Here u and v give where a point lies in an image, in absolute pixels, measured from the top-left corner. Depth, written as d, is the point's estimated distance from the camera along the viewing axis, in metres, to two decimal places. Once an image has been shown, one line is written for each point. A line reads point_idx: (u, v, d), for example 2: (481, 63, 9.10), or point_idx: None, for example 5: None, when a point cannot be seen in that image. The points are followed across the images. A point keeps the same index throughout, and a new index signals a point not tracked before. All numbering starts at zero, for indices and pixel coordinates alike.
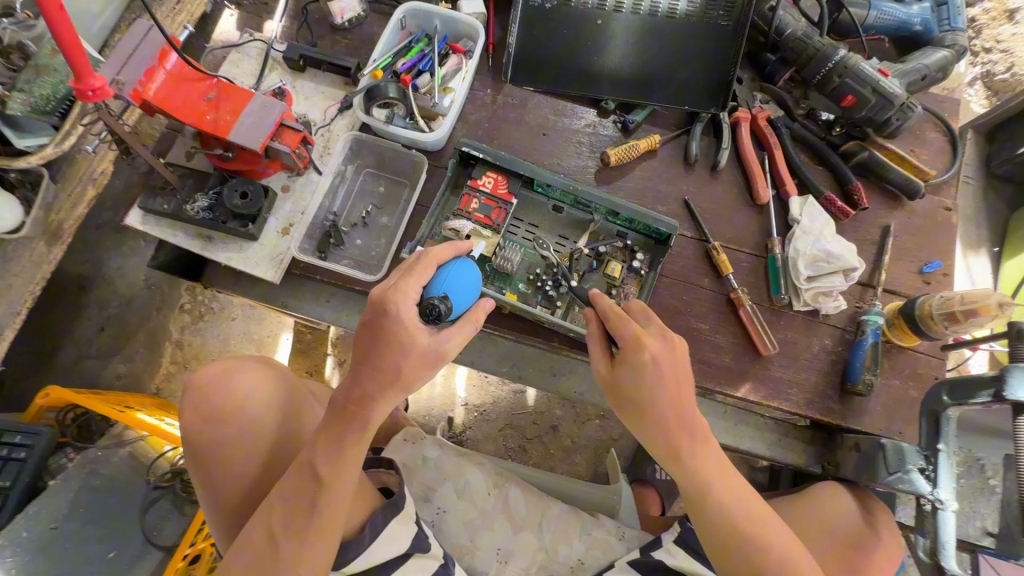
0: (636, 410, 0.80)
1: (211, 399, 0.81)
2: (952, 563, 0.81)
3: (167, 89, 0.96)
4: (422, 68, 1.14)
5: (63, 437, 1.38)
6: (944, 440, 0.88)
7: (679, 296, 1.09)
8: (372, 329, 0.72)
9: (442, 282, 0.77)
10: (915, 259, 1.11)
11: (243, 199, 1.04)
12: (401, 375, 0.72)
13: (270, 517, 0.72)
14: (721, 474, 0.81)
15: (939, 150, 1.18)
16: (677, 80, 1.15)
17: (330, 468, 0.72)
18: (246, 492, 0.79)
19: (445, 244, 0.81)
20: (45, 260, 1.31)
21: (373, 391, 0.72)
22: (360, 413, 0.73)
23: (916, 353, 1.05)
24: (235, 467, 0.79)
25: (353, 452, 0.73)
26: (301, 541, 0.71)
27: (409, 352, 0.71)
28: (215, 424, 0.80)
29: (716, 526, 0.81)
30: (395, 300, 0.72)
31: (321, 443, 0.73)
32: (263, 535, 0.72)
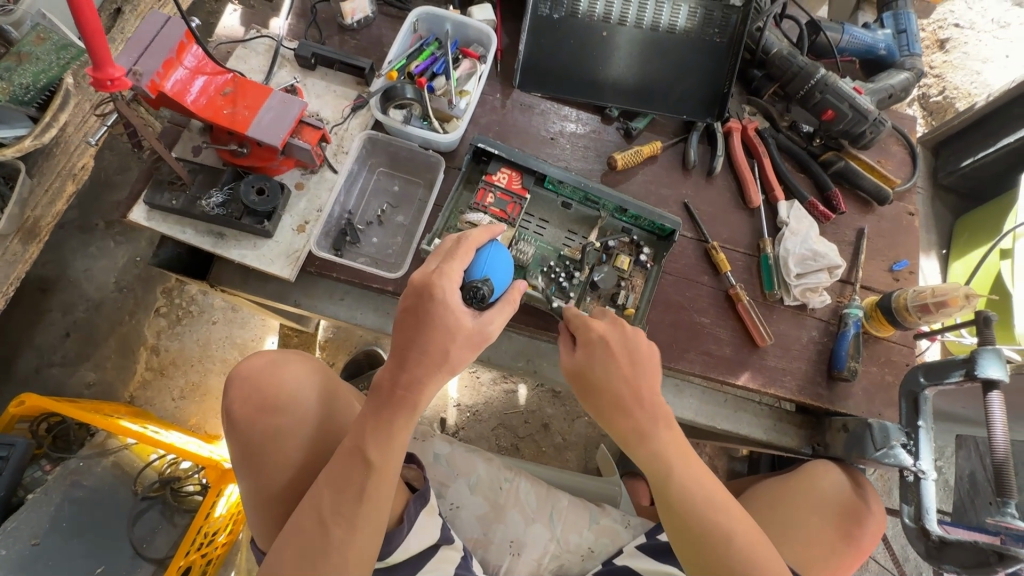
0: (600, 390, 0.86)
1: (259, 389, 0.86)
2: (935, 525, 0.90)
3: (186, 82, 0.95)
4: (435, 71, 1.17)
5: (38, 448, 1.29)
6: (923, 418, 0.98)
7: (682, 292, 1.16)
8: (421, 313, 0.81)
9: (482, 264, 0.87)
10: (886, 259, 1.24)
11: (260, 195, 1.02)
12: (448, 357, 0.82)
13: (319, 499, 0.79)
14: (681, 456, 0.85)
15: (902, 161, 1.32)
16: (676, 91, 1.23)
17: (380, 452, 0.81)
18: (288, 481, 0.84)
19: (480, 227, 0.89)
20: (20, 259, 1.23)
21: (422, 373, 0.81)
22: (409, 398, 0.82)
23: (890, 342, 1.16)
24: (281, 456, 0.84)
25: (399, 437, 0.82)
26: (346, 523, 0.78)
27: (457, 335, 0.81)
28: (266, 413, 0.85)
29: (681, 514, 0.84)
30: (442, 286, 0.81)
31: (371, 430, 0.81)
32: (313, 519, 0.79)
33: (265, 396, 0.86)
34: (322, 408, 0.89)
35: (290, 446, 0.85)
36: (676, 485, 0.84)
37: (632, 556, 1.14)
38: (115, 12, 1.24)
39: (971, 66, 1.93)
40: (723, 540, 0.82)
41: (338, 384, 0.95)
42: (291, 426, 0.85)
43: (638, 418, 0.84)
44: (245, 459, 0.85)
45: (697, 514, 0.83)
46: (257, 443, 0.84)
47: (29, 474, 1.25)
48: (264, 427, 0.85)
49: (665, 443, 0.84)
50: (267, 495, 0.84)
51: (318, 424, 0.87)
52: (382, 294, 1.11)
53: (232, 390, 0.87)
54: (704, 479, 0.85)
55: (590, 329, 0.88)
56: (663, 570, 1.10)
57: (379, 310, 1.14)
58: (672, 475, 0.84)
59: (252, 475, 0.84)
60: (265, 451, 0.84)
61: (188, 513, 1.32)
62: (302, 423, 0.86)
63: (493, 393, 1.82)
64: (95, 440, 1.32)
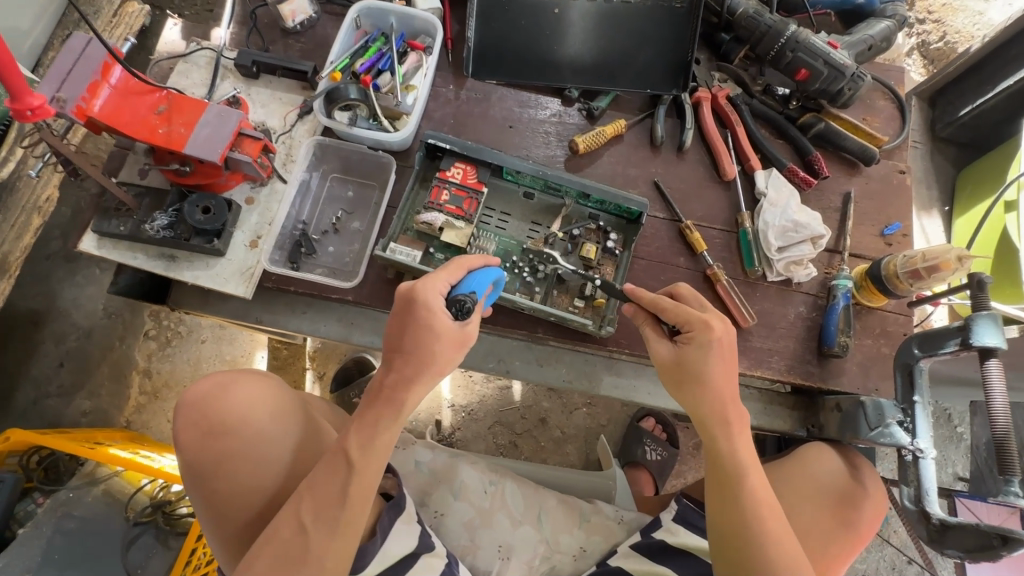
0: (696, 392, 0.84)
1: (210, 412, 0.81)
2: (936, 507, 0.84)
3: (116, 102, 0.92)
4: (381, 68, 1.11)
5: (29, 481, 1.30)
6: (919, 392, 0.91)
7: (656, 276, 1.10)
8: (405, 315, 0.79)
9: (470, 282, 0.83)
10: (876, 223, 1.16)
11: (206, 214, 0.99)
12: (434, 354, 0.78)
13: (299, 505, 0.74)
14: (750, 456, 0.83)
15: (890, 116, 1.24)
16: (638, 64, 1.17)
17: (362, 451, 0.76)
18: (246, 504, 0.80)
19: (475, 255, 0.88)
20: None
21: (410, 372, 0.78)
22: (396, 399, 0.78)
23: (885, 312, 1.09)
24: (238, 482, 0.80)
25: (383, 438, 0.77)
26: (328, 530, 0.73)
27: (443, 332, 0.78)
28: (215, 438, 0.81)
29: (741, 521, 0.81)
30: (424, 290, 0.78)
31: (355, 428, 0.78)
32: (291, 528, 0.73)
33: (213, 421, 0.81)
34: (277, 428, 0.84)
35: (246, 471, 0.81)
36: (744, 489, 0.81)
37: (627, 557, 1.09)
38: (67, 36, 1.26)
39: (971, 7, 1.80)
40: (775, 545, 0.79)
41: (294, 399, 0.89)
42: (244, 450, 0.81)
43: (726, 424, 0.83)
44: (201, 488, 0.81)
45: (759, 514, 0.80)
46: (208, 470, 0.80)
47: (21, 507, 1.26)
48: (216, 454, 0.80)
49: (740, 441, 0.83)
50: (229, 521, 0.80)
51: (275, 445, 0.83)
52: (343, 303, 1.08)
53: (178, 417, 0.82)
54: (761, 489, 0.83)
55: (706, 326, 0.83)
56: (657, 570, 1.05)
57: (343, 320, 1.10)
58: (744, 481, 0.82)
59: (209, 503, 0.81)
60: (218, 479, 0.80)
61: (182, 535, 1.31)
62: (256, 446, 0.82)
63: (487, 391, 1.78)
64: (83, 471, 1.33)
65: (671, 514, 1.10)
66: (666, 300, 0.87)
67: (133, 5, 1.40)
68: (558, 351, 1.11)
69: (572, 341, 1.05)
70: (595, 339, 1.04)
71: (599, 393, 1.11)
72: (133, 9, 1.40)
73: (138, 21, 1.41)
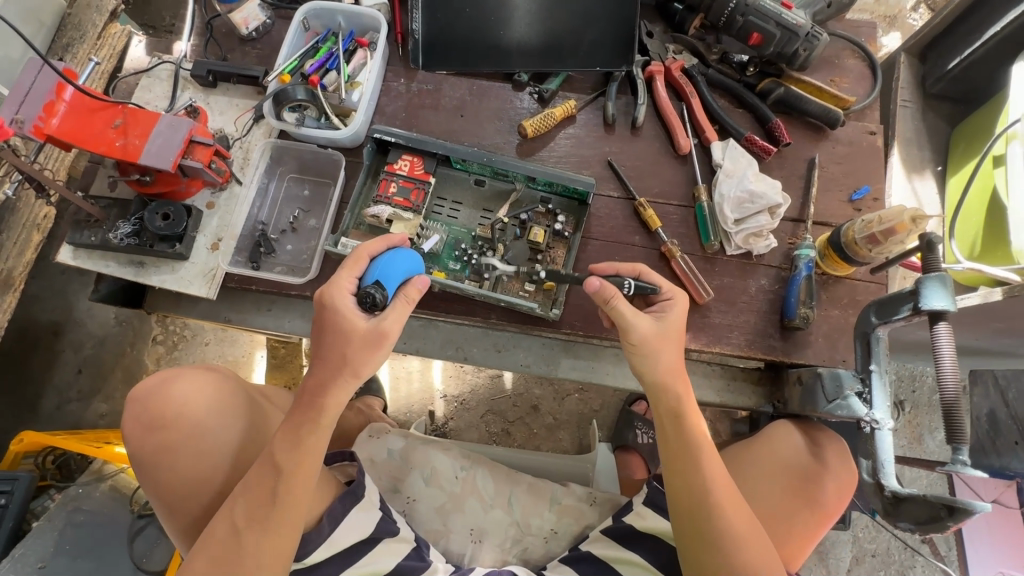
0: (668, 362, 0.85)
1: (154, 407, 0.88)
2: (893, 480, 0.80)
3: (74, 120, 0.97)
4: (330, 67, 1.14)
5: (44, 479, 1.40)
6: (876, 360, 0.88)
7: (610, 256, 1.09)
8: (320, 322, 0.84)
9: (375, 270, 0.85)
10: (844, 188, 1.11)
11: (166, 220, 1.04)
12: (347, 359, 0.81)
13: (233, 507, 0.80)
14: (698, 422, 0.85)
15: (860, 76, 1.18)
16: (585, 44, 1.15)
17: (288, 455, 0.80)
18: (187, 490, 0.87)
19: (379, 238, 0.90)
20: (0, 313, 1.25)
21: (326, 375, 0.82)
22: (317, 401, 0.82)
23: (853, 280, 1.05)
24: (179, 471, 0.87)
25: (310, 442, 0.81)
26: (260, 529, 0.79)
27: (351, 336, 0.81)
28: (157, 430, 0.87)
29: (694, 497, 0.81)
30: (331, 294, 0.83)
31: (283, 435, 0.82)
32: (226, 529, 0.79)
33: (154, 415, 0.88)
34: (214, 420, 0.89)
35: (185, 459, 0.87)
36: (704, 456, 0.83)
37: (598, 540, 1.02)
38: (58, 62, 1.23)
39: None
40: (718, 511, 0.80)
41: (235, 392, 0.94)
42: (182, 440, 0.87)
43: (682, 398, 0.85)
44: (147, 477, 0.87)
45: (705, 486, 0.82)
46: (151, 460, 0.87)
47: (37, 504, 1.37)
48: (156, 444, 0.87)
49: (689, 406, 0.86)
50: (175, 507, 0.87)
51: (212, 436, 0.89)
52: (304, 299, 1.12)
53: (127, 412, 0.89)
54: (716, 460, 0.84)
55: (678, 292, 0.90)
56: (625, 557, 0.99)
57: (306, 316, 1.17)
58: (698, 450, 0.83)
59: (155, 489, 0.88)
60: (158, 467, 0.86)
61: None
62: (194, 436, 0.87)
63: (476, 381, 1.77)
64: (93, 468, 1.41)
65: (641, 498, 1.03)
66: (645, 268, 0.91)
67: (116, 25, 1.31)
68: (515, 337, 1.18)
69: (524, 325, 1.06)
70: (546, 322, 1.04)
71: (558, 376, 1.16)
72: (116, 29, 1.30)
73: (122, 41, 1.30)
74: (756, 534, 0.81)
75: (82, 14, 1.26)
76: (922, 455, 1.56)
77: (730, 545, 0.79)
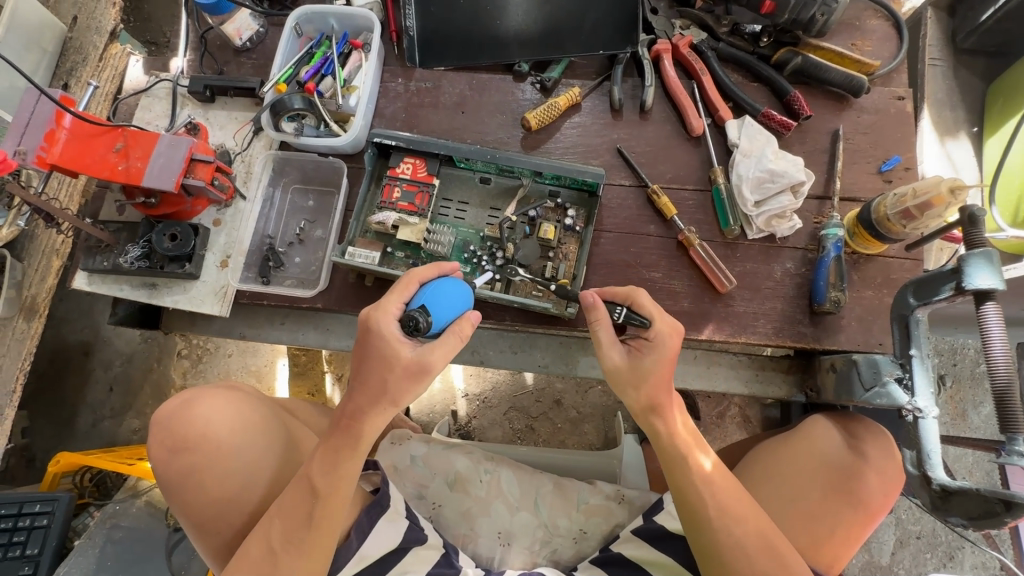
0: (638, 398, 0.80)
1: (179, 428, 0.88)
2: (940, 471, 0.76)
3: (74, 146, 0.96)
4: (325, 73, 1.10)
5: (83, 498, 1.43)
6: (916, 345, 0.83)
7: (626, 248, 1.04)
8: (362, 344, 0.80)
9: (421, 295, 0.79)
10: (872, 159, 1.05)
11: (173, 241, 1.04)
12: (389, 388, 0.78)
13: (269, 529, 0.79)
14: (691, 441, 0.81)
15: (884, 37, 1.10)
16: (586, 27, 1.10)
17: (325, 479, 0.79)
18: (213, 512, 0.86)
19: (429, 265, 0.84)
20: (31, 335, 1.18)
21: (367, 402, 0.80)
22: (356, 427, 0.80)
23: (886, 258, 0.99)
24: (202, 492, 0.86)
25: (347, 465, 0.80)
26: (295, 551, 0.78)
27: (395, 366, 0.77)
28: (182, 453, 0.87)
29: (696, 512, 0.79)
30: (376, 317, 0.78)
31: (322, 456, 0.81)
32: (261, 551, 0.79)
33: (179, 437, 0.87)
34: (238, 441, 0.88)
35: (212, 480, 0.86)
36: (701, 478, 0.79)
37: (627, 542, 1.00)
38: (63, 88, 1.20)
39: None
40: (732, 523, 0.77)
41: (259, 411, 0.93)
42: (206, 464, 0.86)
43: (660, 425, 0.81)
44: (172, 498, 0.87)
45: (722, 501, 0.78)
46: (177, 482, 0.86)
47: (79, 521, 1.39)
48: (182, 468, 0.86)
49: (677, 429, 0.81)
50: (202, 528, 0.87)
51: (238, 457, 0.87)
52: (315, 310, 1.11)
53: (152, 433, 0.89)
54: (720, 480, 0.80)
55: (667, 335, 0.79)
56: (656, 560, 0.96)
57: (319, 327, 1.18)
58: (698, 468, 0.80)
59: (184, 511, 0.87)
60: (184, 490, 0.86)
61: None
62: (218, 458, 0.86)
63: (498, 378, 1.74)
64: (128, 484, 1.45)
65: (673, 497, 0.99)
66: (642, 296, 0.82)
67: (117, 46, 1.26)
68: (530, 337, 1.16)
69: (540, 324, 1.03)
70: (562, 321, 1.01)
71: (577, 374, 1.15)
72: (117, 49, 1.25)
73: (122, 60, 1.25)
74: (785, 543, 0.78)
75: (83, 37, 1.22)
76: (967, 431, 1.49)
77: (758, 557, 0.76)
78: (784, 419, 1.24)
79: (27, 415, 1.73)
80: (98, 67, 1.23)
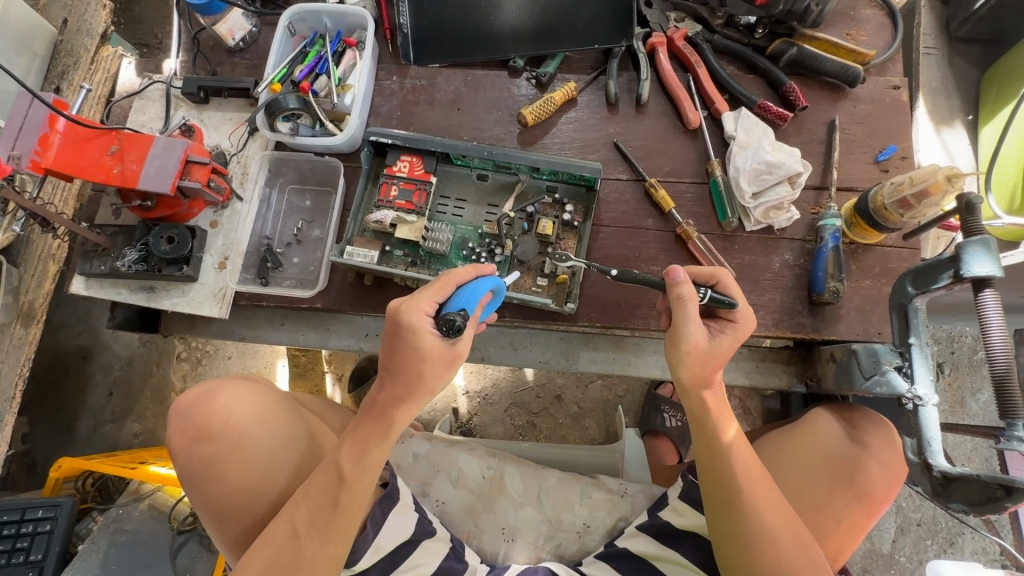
0: (693, 375, 0.79)
1: (205, 418, 0.88)
2: (941, 458, 0.76)
3: (69, 150, 0.95)
4: (319, 71, 1.11)
5: (86, 502, 1.43)
6: (915, 333, 0.83)
7: (625, 243, 1.04)
8: (392, 337, 0.77)
9: (459, 298, 0.77)
10: (868, 149, 1.05)
11: (170, 243, 1.04)
12: (420, 377, 0.77)
13: (294, 513, 0.79)
14: (725, 418, 0.82)
15: (879, 26, 1.10)
16: (581, 21, 1.10)
17: (354, 466, 0.79)
18: (232, 501, 0.86)
19: (467, 265, 0.82)
20: (29, 341, 1.17)
21: (398, 392, 0.78)
22: (385, 416, 0.80)
23: (884, 247, 1.00)
24: (223, 481, 0.85)
25: (376, 453, 0.80)
26: (319, 536, 0.78)
27: (428, 356, 0.76)
28: (204, 442, 0.87)
29: (723, 490, 0.79)
30: (408, 313, 0.75)
31: (348, 443, 0.80)
32: (285, 534, 0.78)
33: (202, 426, 0.87)
34: (260, 431, 0.88)
35: (232, 471, 0.86)
36: (729, 455, 0.80)
37: (635, 536, 1.01)
38: (55, 92, 1.19)
39: None
40: (754, 505, 0.77)
41: (279, 404, 0.93)
42: (227, 453, 0.86)
43: (703, 401, 0.81)
44: (193, 486, 0.87)
45: (745, 483, 0.78)
46: (196, 473, 0.86)
47: (82, 526, 1.40)
48: (203, 457, 0.86)
49: (716, 405, 0.82)
50: (221, 518, 0.86)
51: (257, 446, 0.87)
52: (314, 310, 1.11)
53: (172, 423, 0.89)
54: (749, 458, 0.80)
55: (747, 319, 0.83)
56: (664, 555, 0.96)
57: (319, 327, 1.18)
58: (725, 446, 0.80)
59: (203, 500, 0.87)
60: (204, 479, 0.86)
61: None
62: (239, 448, 0.86)
63: (498, 374, 1.74)
64: (130, 488, 1.44)
65: (677, 492, 1.00)
66: (729, 278, 0.84)
67: (109, 47, 1.26)
68: (530, 333, 1.17)
69: (540, 320, 1.04)
70: (562, 316, 1.02)
71: (578, 369, 1.15)
72: (109, 52, 1.25)
73: (115, 62, 1.25)
74: (801, 531, 0.78)
75: (74, 40, 1.21)
76: (966, 418, 1.50)
77: (781, 531, 0.77)
78: (785, 409, 1.25)
79: (27, 421, 1.73)
80: (90, 70, 1.22)
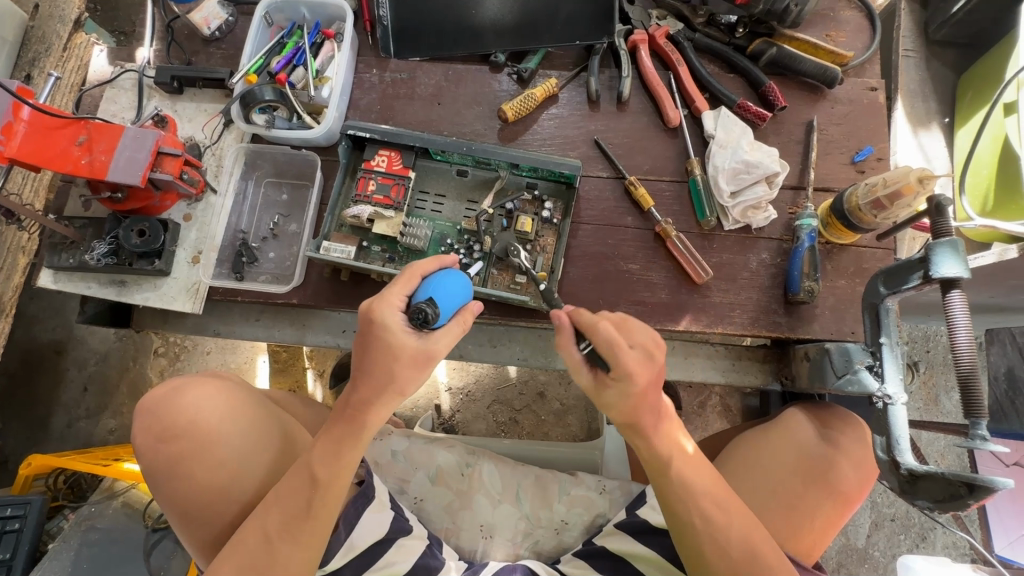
0: (619, 416, 0.79)
1: (169, 419, 0.86)
2: (908, 457, 0.77)
3: (35, 139, 0.92)
4: (297, 63, 1.08)
5: (57, 500, 1.40)
6: (886, 332, 0.84)
7: (604, 240, 1.04)
8: (364, 335, 0.77)
9: (427, 287, 0.77)
10: (845, 149, 1.06)
11: (141, 237, 1.01)
12: (394, 377, 0.76)
13: (266, 518, 0.77)
14: (678, 447, 0.79)
15: (857, 28, 1.11)
16: (563, 17, 1.09)
17: (326, 469, 0.77)
18: (198, 505, 0.84)
19: (430, 257, 0.82)
20: None
21: (373, 393, 0.77)
22: (360, 418, 0.78)
23: (859, 247, 1.01)
24: (187, 484, 0.84)
25: (350, 455, 0.78)
26: (293, 540, 0.76)
27: (399, 353, 0.75)
28: (168, 441, 0.85)
29: (682, 517, 0.78)
30: (379, 309, 0.75)
31: (322, 445, 0.78)
32: (257, 540, 0.76)
33: (166, 425, 0.85)
34: (229, 428, 0.86)
35: (199, 471, 0.84)
36: (679, 481, 0.78)
37: (612, 535, 1.01)
38: (24, 79, 1.16)
39: None
40: (709, 526, 0.77)
41: (248, 401, 0.91)
42: (194, 451, 0.84)
43: (651, 438, 0.78)
44: (162, 486, 0.85)
45: (700, 502, 0.78)
46: (163, 471, 0.84)
47: (52, 525, 1.36)
48: (171, 455, 0.84)
49: (665, 438, 0.79)
50: (190, 521, 0.85)
51: (224, 446, 0.85)
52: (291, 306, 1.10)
53: (138, 420, 0.87)
54: (709, 479, 0.79)
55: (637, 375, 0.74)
56: (643, 555, 0.96)
57: (296, 323, 1.16)
58: (673, 473, 0.78)
59: (171, 501, 0.85)
60: (171, 479, 0.84)
61: None
62: (207, 445, 0.85)
63: (481, 371, 1.73)
64: (103, 486, 1.41)
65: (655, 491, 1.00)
66: (603, 341, 0.74)
67: (82, 35, 1.21)
68: (509, 331, 1.16)
69: (517, 317, 1.03)
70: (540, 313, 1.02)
71: (557, 367, 1.15)
72: (81, 40, 1.20)
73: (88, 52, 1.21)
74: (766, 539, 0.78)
75: (45, 26, 1.18)
76: (939, 417, 1.52)
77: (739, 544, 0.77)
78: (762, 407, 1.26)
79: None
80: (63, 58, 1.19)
